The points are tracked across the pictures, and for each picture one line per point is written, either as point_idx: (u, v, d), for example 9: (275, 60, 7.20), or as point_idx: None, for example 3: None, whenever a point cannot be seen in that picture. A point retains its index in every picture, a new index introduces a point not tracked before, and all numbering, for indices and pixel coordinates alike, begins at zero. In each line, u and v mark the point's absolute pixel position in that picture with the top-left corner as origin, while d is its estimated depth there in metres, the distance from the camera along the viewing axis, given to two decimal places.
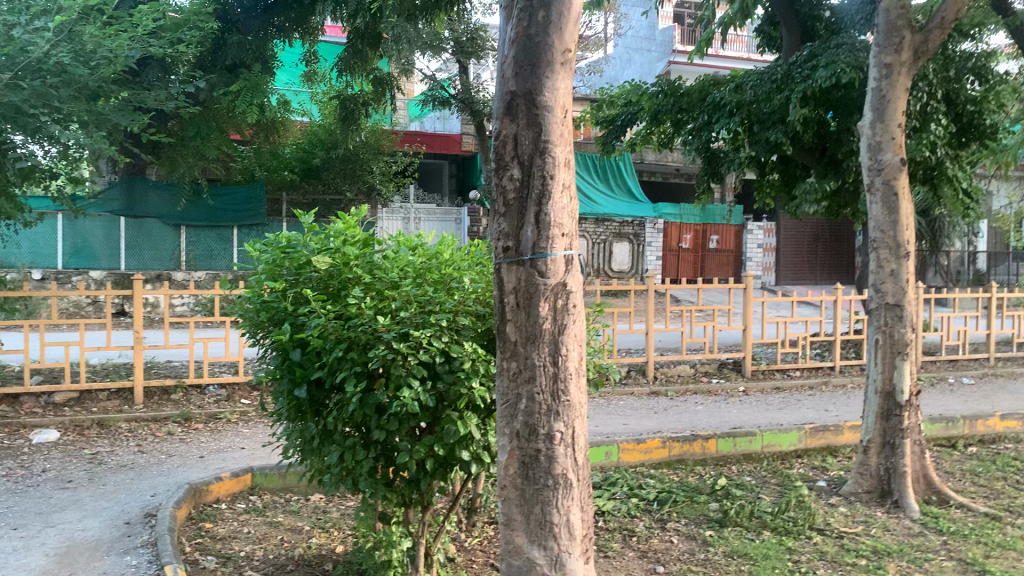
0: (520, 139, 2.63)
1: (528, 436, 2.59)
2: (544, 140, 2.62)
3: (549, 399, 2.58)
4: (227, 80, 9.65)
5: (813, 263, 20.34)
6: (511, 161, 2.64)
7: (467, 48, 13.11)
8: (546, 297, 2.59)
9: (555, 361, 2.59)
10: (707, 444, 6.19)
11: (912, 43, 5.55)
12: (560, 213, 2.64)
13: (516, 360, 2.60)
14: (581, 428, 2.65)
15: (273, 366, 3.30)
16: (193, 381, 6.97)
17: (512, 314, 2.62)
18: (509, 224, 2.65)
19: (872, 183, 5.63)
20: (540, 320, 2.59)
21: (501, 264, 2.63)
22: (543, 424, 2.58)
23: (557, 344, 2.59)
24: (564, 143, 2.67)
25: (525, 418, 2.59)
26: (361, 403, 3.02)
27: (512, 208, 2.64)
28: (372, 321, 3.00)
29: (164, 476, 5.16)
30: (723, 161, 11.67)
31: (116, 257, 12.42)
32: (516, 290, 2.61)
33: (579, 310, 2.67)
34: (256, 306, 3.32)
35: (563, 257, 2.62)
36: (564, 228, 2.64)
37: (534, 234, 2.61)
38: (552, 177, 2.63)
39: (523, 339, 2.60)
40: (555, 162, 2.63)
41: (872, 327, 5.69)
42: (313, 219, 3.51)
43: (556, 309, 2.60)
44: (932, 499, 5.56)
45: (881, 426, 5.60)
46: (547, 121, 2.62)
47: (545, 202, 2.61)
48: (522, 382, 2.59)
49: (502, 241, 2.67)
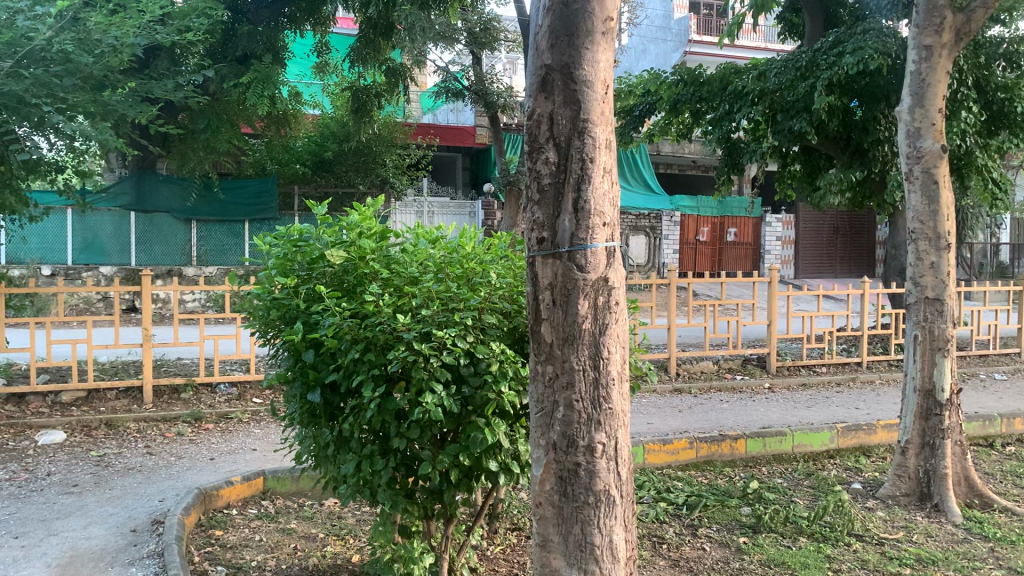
0: (556, 118, 2.40)
1: (566, 448, 2.37)
2: (582, 119, 2.39)
3: (589, 408, 2.36)
4: (236, 71, 9.44)
5: (832, 256, 20.01)
6: (546, 143, 2.42)
7: (480, 38, 12.78)
8: (585, 293, 2.36)
9: (596, 365, 2.36)
10: (736, 445, 5.95)
11: (953, 23, 5.27)
12: (601, 201, 2.41)
13: (553, 364, 2.38)
14: (624, 439, 2.43)
15: (285, 368, 3.08)
16: (203, 380, 6.79)
17: (548, 313, 2.39)
18: (544, 213, 2.42)
19: (911, 172, 5.37)
20: (580, 319, 2.36)
21: (535, 257, 2.41)
22: (583, 435, 2.35)
23: (598, 346, 2.37)
24: (605, 122, 2.44)
25: (563, 429, 2.37)
26: (379, 408, 2.80)
27: (548, 195, 2.42)
28: (391, 319, 2.79)
29: (173, 480, 4.97)
30: (744, 151, 11.45)
31: (127, 252, 12.28)
32: (552, 286, 2.39)
33: (621, 308, 2.44)
34: (266, 305, 3.11)
35: (604, 249, 2.39)
36: (605, 217, 2.41)
37: (572, 223, 2.38)
38: (592, 161, 2.40)
39: (561, 341, 2.37)
40: (595, 143, 2.40)
41: (911, 323, 5.42)
42: (325, 209, 3.28)
43: (596, 307, 2.38)
44: (974, 503, 5.29)
45: (920, 426, 5.33)
46: (586, 98, 2.40)
47: (584, 187, 2.39)
48: (559, 388, 2.37)
49: (535, 231, 2.44)
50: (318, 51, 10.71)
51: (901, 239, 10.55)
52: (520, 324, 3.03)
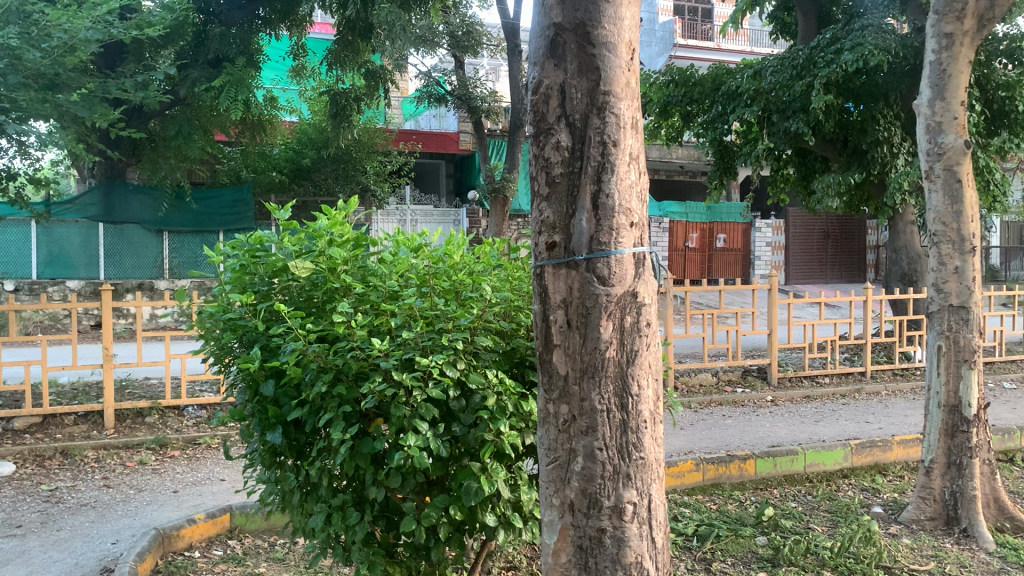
0: (570, 90, 2.02)
1: (586, 510, 1.97)
2: (603, 90, 2.01)
3: (616, 459, 1.97)
4: (208, 75, 8.89)
5: (823, 261, 19.66)
6: (557, 123, 2.03)
7: (463, 43, 12.22)
8: (609, 312, 1.98)
9: (623, 406, 1.98)
10: (745, 465, 5.53)
11: (976, 9, 4.86)
12: (628, 195, 2.03)
13: (569, 403, 1.99)
14: (658, 497, 2.03)
15: (241, 403, 2.63)
16: (169, 403, 6.26)
17: (561, 337, 2.01)
18: (554, 212, 2.04)
19: (932, 170, 4.98)
20: (602, 346, 1.97)
21: (546, 267, 2.02)
22: (607, 494, 1.96)
23: (626, 380, 1.99)
24: (629, 96, 2.06)
25: (582, 486, 1.98)
26: (351, 453, 2.37)
27: (560, 188, 2.03)
28: (365, 344, 2.36)
29: (130, 518, 4.47)
30: (736, 154, 11.06)
31: (95, 265, 11.74)
32: (566, 304, 2.00)
33: (652, 330, 2.05)
34: (218, 326, 2.66)
35: (631, 256, 2.01)
36: (633, 215, 2.03)
37: (591, 225, 1.99)
38: (615, 143, 2.01)
39: (579, 374, 1.98)
40: (618, 122, 2.02)
41: (933, 333, 4.99)
42: (289, 214, 2.87)
43: (622, 329, 1.99)
44: (1005, 527, 4.88)
45: (945, 445, 4.90)
46: (607, 64, 2.01)
47: (605, 178, 2.00)
48: (578, 433, 1.98)
49: (546, 234, 2.05)
50: (295, 54, 10.13)
51: (903, 243, 10.16)
52: (518, 347, 2.60)
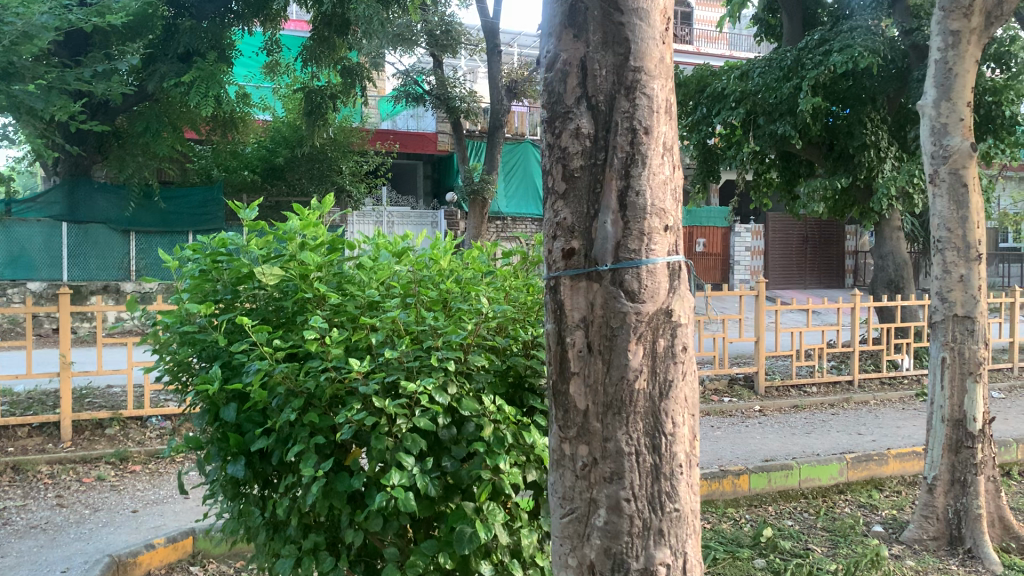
0: (593, 65, 1.86)
1: (610, 570, 1.78)
2: (632, 66, 1.84)
3: (645, 512, 1.79)
4: (179, 70, 8.43)
5: (802, 266, 19.55)
6: (577, 105, 1.87)
7: (442, 41, 11.88)
8: (638, 335, 1.80)
9: (654, 448, 1.80)
10: (739, 481, 5.26)
11: (984, 5, 4.52)
12: (661, 190, 1.85)
13: (589, 444, 1.82)
14: (692, 555, 1.84)
15: (199, 429, 2.35)
16: (131, 413, 5.88)
17: (580, 364, 1.84)
18: (573, 213, 1.87)
19: (936, 173, 4.61)
20: (629, 374, 1.80)
21: (563, 279, 1.86)
22: (635, 554, 1.78)
23: (656, 417, 1.81)
24: (663, 73, 1.89)
25: (606, 545, 1.79)
26: (325, 491, 2.13)
27: (579, 183, 1.86)
28: (342, 364, 2.09)
29: (83, 542, 4.12)
30: (721, 158, 10.66)
31: (58, 266, 11.29)
32: (587, 323, 1.84)
33: (686, 357, 1.86)
34: (174, 340, 2.37)
35: (664, 267, 1.83)
36: (667, 217, 1.86)
37: (617, 228, 1.82)
38: (646, 130, 1.84)
39: (601, 409, 1.81)
40: (651, 105, 1.85)
41: (936, 345, 4.55)
42: (255, 213, 2.59)
43: (653, 355, 1.81)
44: (1011, 547, 4.40)
45: (949, 461, 4.44)
46: (638, 34, 1.85)
47: (635, 172, 1.82)
48: (603, 480, 1.80)
49: (562, 239, 1.89)
50: (269, 51, 9.65)
51: (889, 250, 10.00)
52: (514, 365, 2.35)
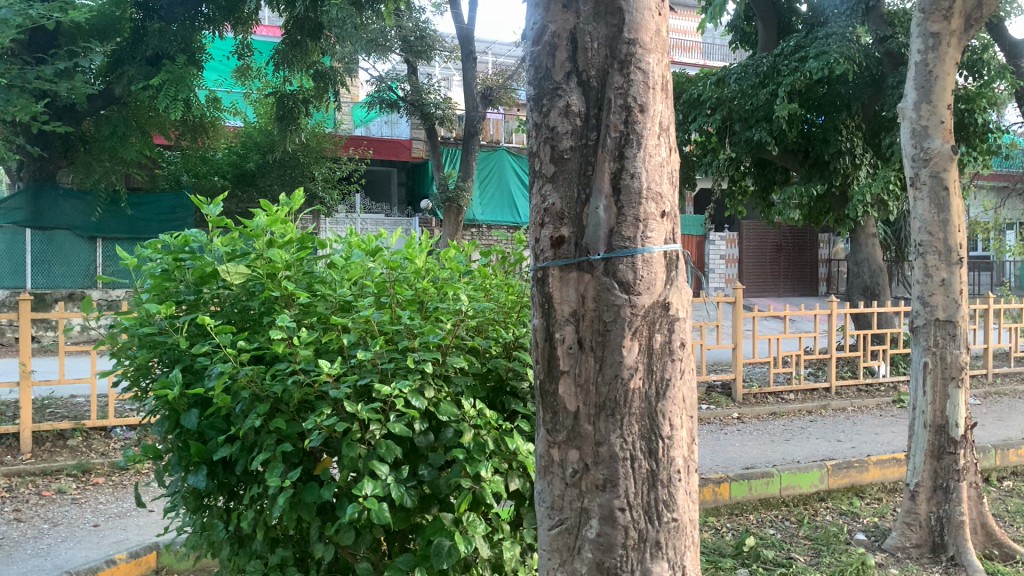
0: (584, 38, 1.77)
1: None
2: (627, 38, 1.75)
3: (642, 522, 1.68)
4: (147, 72, 8.16)
5: (776, 274, 19.63)
6: (567, 83, 1.77)
7: (416, 47, 11.73)
8: (633, 329, 1.70)
9: (651, 453, 1.70)
10: (719, 490, 5.17)
11: (964, 8, 4.42)
12: (658, 175, 1.76)
13: (580, 448, 1.71)
14: (691, 568, 1.74)
15: (159, 439, 2.21)
16: (94, 424, 5.68)
17: (570, 361, 1.73)
18: (562, 197, 1.77)
19: (917, 177, 4.50)
20: (623, 373, 1.69)
21: (550, 270, 1.76)
22: (630, 567, 1.68)
23: (653, 419, 1.70)
24: (659, 48, 1.80)
25: (598, 559, 1.69)
26: (292, 502, 2.00)
27: (569, 166, 1.77)
28: (313, 366, 1.97)
29: (40, 558, 3.94)
30: (697, 165, 10.61)
31: (21, 274, 11.00)
32: (577, 318, 1.73)
33: (682, 354, 1.77)
34: (132, 343, 2.22)
35: (660, 257, 1.74)
36: (664, 202, 1.77)
37: (610, 215, 1.72)
38: (641, 108, 1.75)
39: (593, 411, 1.71)
40: (646, 83, 1.76)
41: (917, 350, 4.46)
42: (220, 208, 2.47)
43: (650, 353, 1.71)
44: (994, 555, 4.28)
45: (931, 467, 4.34)
46: (632, 6, 1.76)
47: (629, 153, 1.73)
48: (593, 487, 1.70)
49: (550, 226, 1.79)
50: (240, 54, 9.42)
51: (864, 256, 9.99)
52: (496, 368, 2.26)
